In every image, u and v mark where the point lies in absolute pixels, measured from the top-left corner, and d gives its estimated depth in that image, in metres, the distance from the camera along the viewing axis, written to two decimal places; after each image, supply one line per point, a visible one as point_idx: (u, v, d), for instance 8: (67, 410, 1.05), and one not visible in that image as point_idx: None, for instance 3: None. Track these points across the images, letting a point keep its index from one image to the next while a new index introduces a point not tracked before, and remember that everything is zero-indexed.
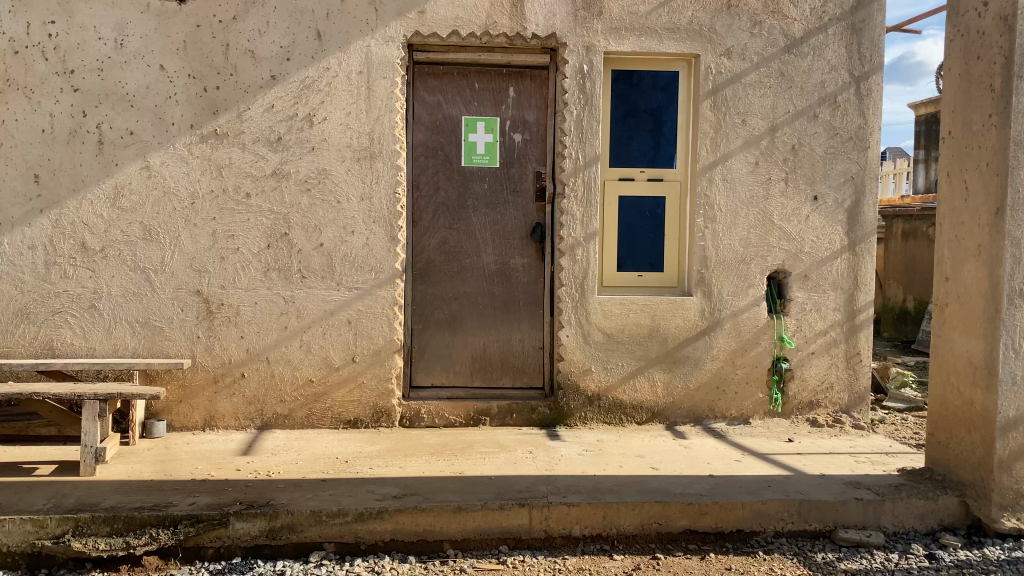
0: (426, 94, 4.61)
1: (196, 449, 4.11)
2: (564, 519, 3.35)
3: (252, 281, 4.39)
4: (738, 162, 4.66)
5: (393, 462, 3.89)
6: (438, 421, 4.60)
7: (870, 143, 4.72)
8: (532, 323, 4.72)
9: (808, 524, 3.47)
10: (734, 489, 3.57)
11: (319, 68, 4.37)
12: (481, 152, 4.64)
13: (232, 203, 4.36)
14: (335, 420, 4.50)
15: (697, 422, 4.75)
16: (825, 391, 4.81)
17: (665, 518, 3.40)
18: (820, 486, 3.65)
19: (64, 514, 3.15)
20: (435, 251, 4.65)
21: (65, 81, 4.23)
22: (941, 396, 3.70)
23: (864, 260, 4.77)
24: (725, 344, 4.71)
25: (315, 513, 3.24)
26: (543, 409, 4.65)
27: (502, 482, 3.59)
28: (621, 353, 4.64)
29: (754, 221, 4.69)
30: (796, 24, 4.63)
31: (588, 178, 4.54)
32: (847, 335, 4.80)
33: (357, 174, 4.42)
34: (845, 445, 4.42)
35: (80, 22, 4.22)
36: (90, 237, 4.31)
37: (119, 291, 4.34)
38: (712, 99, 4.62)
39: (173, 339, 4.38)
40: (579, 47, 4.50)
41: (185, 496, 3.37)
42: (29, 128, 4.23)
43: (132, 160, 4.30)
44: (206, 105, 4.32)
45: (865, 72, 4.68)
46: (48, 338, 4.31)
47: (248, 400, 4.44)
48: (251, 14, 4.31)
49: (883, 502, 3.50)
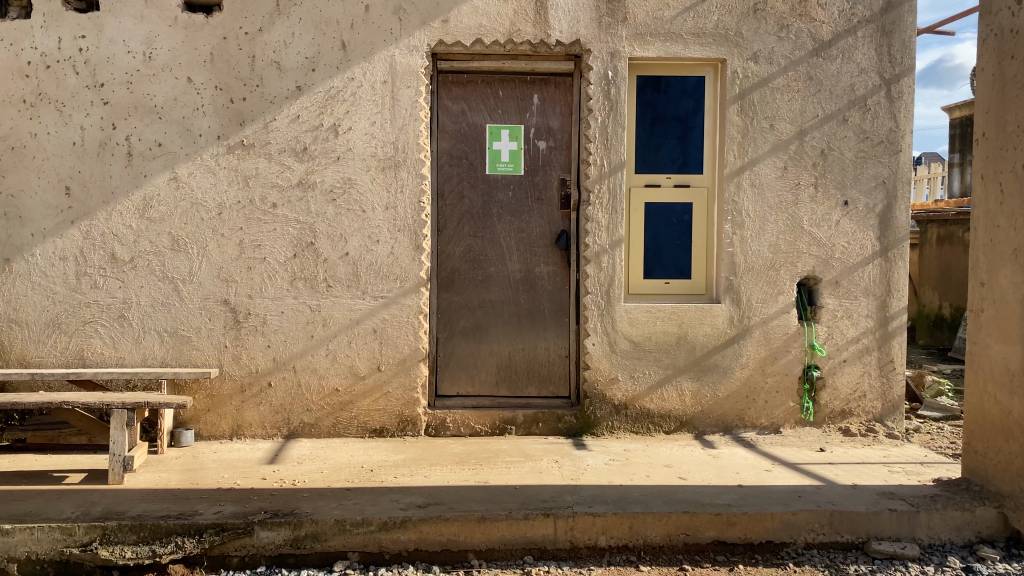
0: (451, 103, 4.61)
1: (223, 457, 4.13)
2: (589, 529, 3.29)
3: (279, 290, 4.42)
4: (767, 167, 4.59)
5: (418, 471, 3.87)
6: (464, 430, 4.58)
7: (903, 146, 4.63)
8: (558, 332, 4.69)
9: (841, 536, 3.38)
10: (764, 500, 3.50)
11: (343, 78, 4.40)
12: (506, 160, 4.63)
13: (259, 213, 4.39)
14: (361, 429, 4.50)
15: (726, 431, 4.67)
16: (857, 399, 4.70)
17: (692, 529, 3.33)
18: (853, 497, 3.56)
19: (91, 522, 3.17)
20: (459, 260, 4.64)
21: (95, 95, 4.30)
22: (977, 404, 3.59)
23: (897, 265, 4.67)
24: (755, 351, 4.63)
25: (339, 522, 3.22)
26: (569, 418, 4.60)
27: (528, 492, 3.55)
28: (648, 361, 4.58)
29: (783, 227, 4.62)
30: (824, 27, 4.56)
31: (613, 184, 4.50)
32: (880, 342, 4.69)
33: (383, 184, 4.43)
34: (878, 455, 4.31)
35: (109, 36, 4.30)
36: (120, 247, 4.36)
37: (148, 301, 4.39)
38: (739, 104, 4.56)
39: (200, 349, 4.41)
40: (604, 53, 4.48)
41: (211, 505, 3.39)
42: (60, 142, 4.30)
43: (160, 171, 4.36)
44: (232, 116, 4.36)
45: (896, 74, 4.60)
46: (78, 347, 4.37)
47: (276, 409, 4.46)
48: (277, 26, 4.35)
49: (918, 514, 3.40)
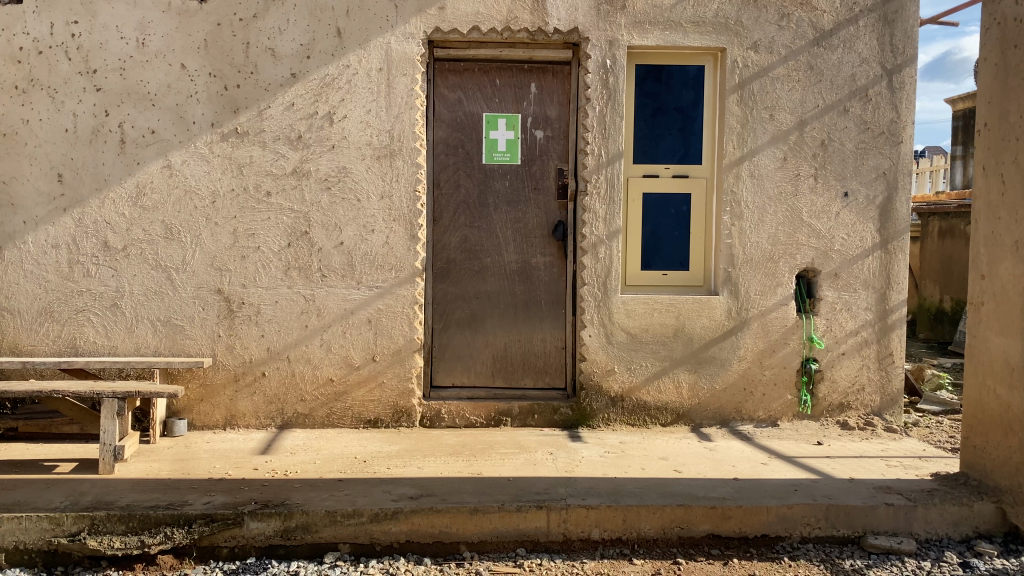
0: (447, 91, 4.56)
1: (215, 448, 4.10)
2: (582, 522, 3.26)
3: (273, 280, 4.38)
4: (766, 158, 4.54)
5: (412, 463, 3.85)
6: (459, 422, 4.55)
7: (904, 138, 4.58)
8: (554, 324, 4.64)
9: (836, 530, 3.35)
10: (760, 493, 3.47)
11: (338, 65, 4.35)
12: (502, 149, 4.58)
13: (254, 202, 4.35)
14: (355, 420, 4.47)
15: (723, 424, 4.64)
16: (856, 393, 4.67)
17: (687, 522, 3.30)
18: (849, 491, 3.53)
19: (79, 512, 3.15)
20: (455, 250, 4.60)
21: (88, 81, 4.26)
22: (976, 398, 3.56)
23: (897, 258, 4.62)
24: (753, 344, 4.60)
25: (330, 514, 3.20)
26: (565, 410, 4.57)
27: (521, 484, 3.52)
28: (644, 353, 4.55)
29: (782, 219, 4.57)
30: (825, 16, 4.51)
31: (611, 175, 4.46)
32: (879, 335, 4.65)
33: (378, 172, 4.38)
34: (876, 449, 4.28)
35: (102, 22, 4.25)
36: (112, 236, 4.32)
37: (141, 290, 4.35)
38: (738, 94, 4.51)
39: (194, 338, 4.38)
40: (602, 41, 4.43)
41: (201, 495, 3.36)
42: (52, 128, 4.26)
43: (153, 158, 4.31)
44: (226, 103, 4.32)
45: (897, 64, 4.54)
46: (70, 336, 4.34)
47: (269, 399, 4.43)
48: (272, 12, 4.30)
49: (915, 508, 3.37)
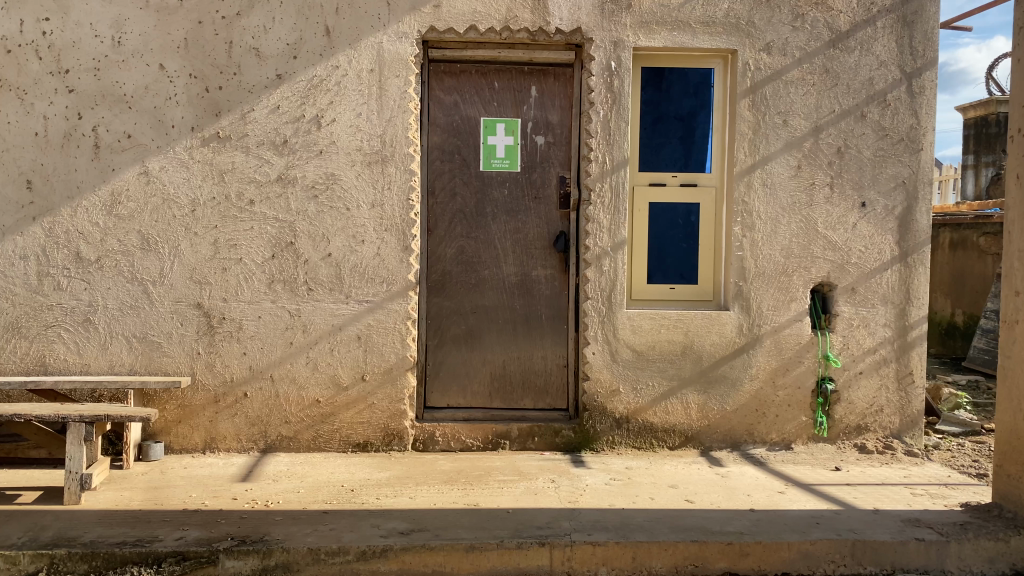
0: (442, 94, 4.31)
1: (192, 474, 3.82)
2: (588, 561, 2.99)
3: (256, 293, 4.11)
4: (780, 165, 4.30)
5: (403, 492, 3.57)
6: (454, 445, 4.28)
7: (924, 144, 4.34)
8: (555, 340, 4.38)
9: (863, 567, 3.08)
10: (779, 527, 3.20)
11: (327, 66, 4.10)
12: (501, 156, 4.32)
13: (235, 211, 4.09)
14: (343, 443, 4.19)
15: (734, 447, 4.37)
16: (874, 414, 4.41)
17: (702, 560, 3.03)
18: (875, 524, 3.26)
19: (38, 550, 2.87)
20: (451, 262, 4.34)
21: (60, 82, 4.00)
22: (1010, 423, 3.30)
23: (917, 271, 4.38)
24: (765, 362, 4.34)
25: (313, 551, 2.92)
26: (567, 432, 4.30)
27: (522, 516, 3.25)
28: (651, 372, 4.29)
29: (796, 230, 4.33)
30: (841, 17, 4.28)
31: (616, 183, 4.22)
32: (898, 353, 4.40)
33: (368, 179, 4.13)
34: (898, 475, 4.02)
35: (75, 19, 3.99)
36: (85, 246, 4.06)
37: (116, 304, 4.08)
38: (750, 98, 4.27)
39: (172, 356, 4.11)
40: (607, 42, 4.19)
41: (173, 530, 3.08)
42: (21, 131, 4.00)
43: (129, 164, 4.05)
44: (207, 106, 4.07)
45: (917, 68, 4.31)
46: (39, 353, 4.07)
47: (252, 421, 4.15)
48: (257, 10, 4.06)
49: (948, 543, 3.11)
